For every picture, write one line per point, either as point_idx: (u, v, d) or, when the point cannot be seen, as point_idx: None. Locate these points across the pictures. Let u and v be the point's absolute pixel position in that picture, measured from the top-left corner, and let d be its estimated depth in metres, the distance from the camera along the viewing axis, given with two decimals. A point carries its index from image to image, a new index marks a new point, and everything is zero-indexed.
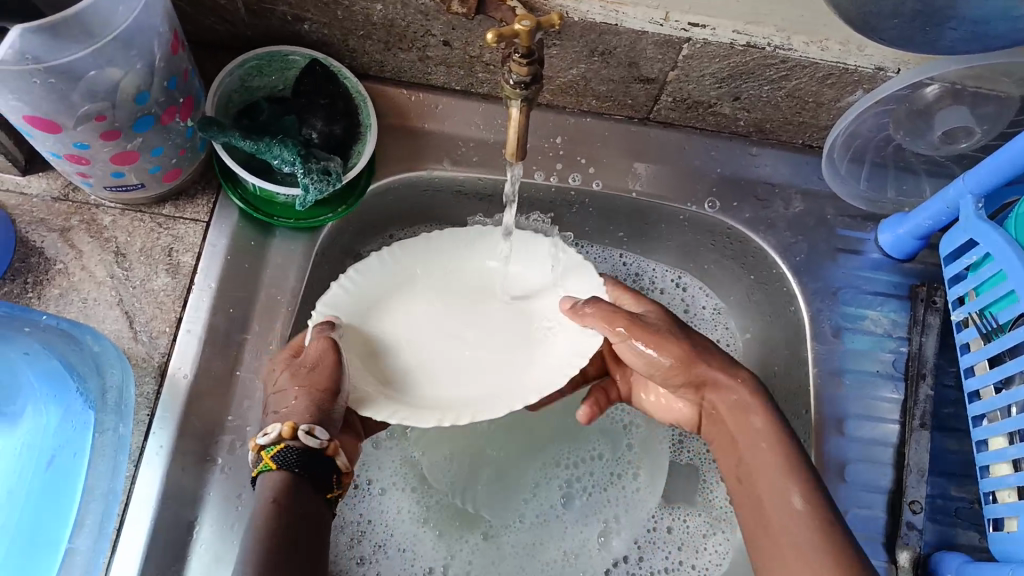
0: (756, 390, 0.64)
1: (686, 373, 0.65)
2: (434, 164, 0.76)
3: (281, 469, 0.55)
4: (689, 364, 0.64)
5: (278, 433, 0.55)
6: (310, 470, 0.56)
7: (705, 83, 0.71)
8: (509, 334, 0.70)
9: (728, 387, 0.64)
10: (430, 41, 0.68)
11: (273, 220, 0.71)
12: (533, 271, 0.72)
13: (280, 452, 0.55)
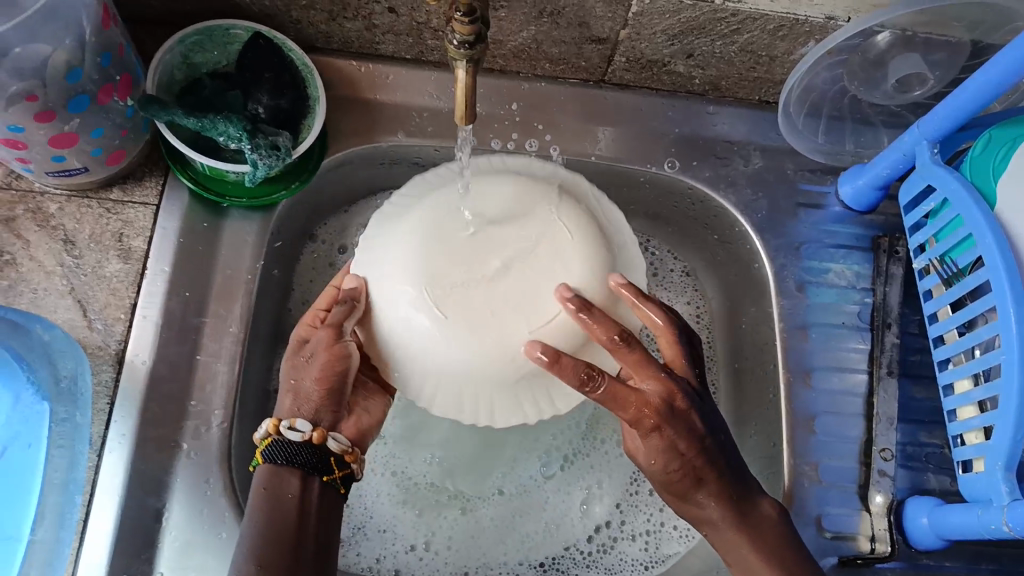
0: (718, 515, 0.59)
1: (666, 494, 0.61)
2: (389, 137, 0.75)
3: (265, 461, 0.56)
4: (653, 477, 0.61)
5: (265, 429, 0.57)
6: (298, 462, 0.56)
7: (658, 41, 0.70)
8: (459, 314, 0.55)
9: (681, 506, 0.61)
10: (376, 8, 0.67)
11: (225, 199, 0.69)
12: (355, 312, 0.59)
13: (267, 447, 0.56)
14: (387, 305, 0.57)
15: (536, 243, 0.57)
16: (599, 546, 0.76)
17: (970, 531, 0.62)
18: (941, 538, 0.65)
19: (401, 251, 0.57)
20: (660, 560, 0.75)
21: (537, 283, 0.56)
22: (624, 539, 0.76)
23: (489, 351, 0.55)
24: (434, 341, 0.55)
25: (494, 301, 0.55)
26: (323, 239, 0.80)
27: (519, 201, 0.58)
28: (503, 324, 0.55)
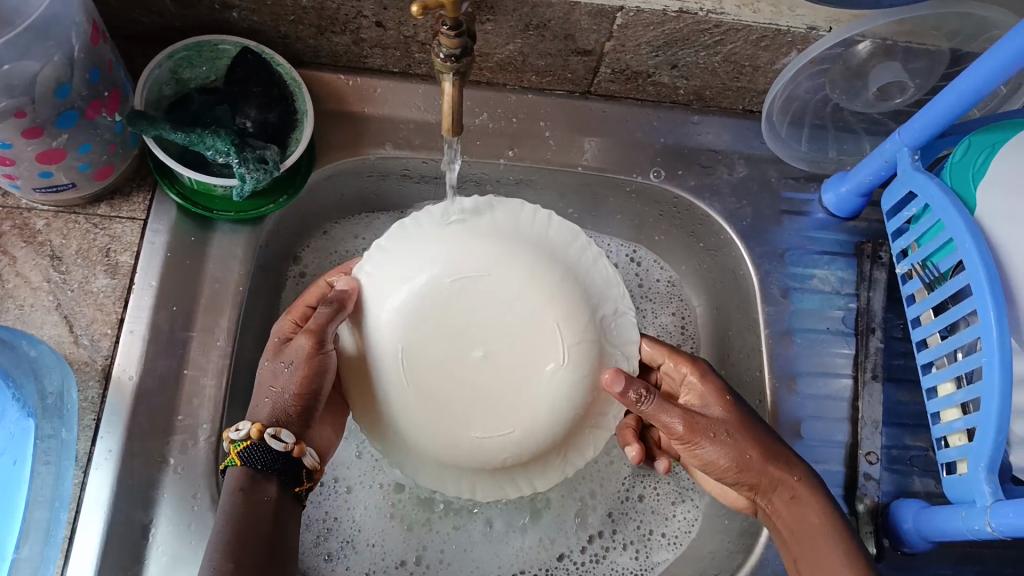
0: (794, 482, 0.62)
1: (736, 480, 0.62)
2: (377, 149, 0.75)
3: (243, 465, 0.57)
4: (722, 461, 0.61)
5: (246, 432, 0.57)
6: (276, 471, 0.57)
7: (642, 53, 0.71)
8: (436, 387, 0.59)
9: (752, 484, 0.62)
10: (363, 23, 0.67)
11: (213, 213, 0.69)
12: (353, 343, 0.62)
13: (247, 450, 0.57)
14: (376, 357, 0.60)
15: (520, 362, 0.60)
16: (592, 555, 0.76)
17: (955, 530, 0.63)
18: (926, 539, 0.66)
19: (407, 311, 0.60)
20: (650, 568, 0.75)
21: (506, 403, 0.60)
22: (615, 549, 0.76)
23: (432, 445, 0.60)
24: (397, 417, 0.60)
25: (466, 394, 0.59)
26: (305, 262, 0.80)
27: (528, 311, 0.60)
28: (457, 427, 0.60)
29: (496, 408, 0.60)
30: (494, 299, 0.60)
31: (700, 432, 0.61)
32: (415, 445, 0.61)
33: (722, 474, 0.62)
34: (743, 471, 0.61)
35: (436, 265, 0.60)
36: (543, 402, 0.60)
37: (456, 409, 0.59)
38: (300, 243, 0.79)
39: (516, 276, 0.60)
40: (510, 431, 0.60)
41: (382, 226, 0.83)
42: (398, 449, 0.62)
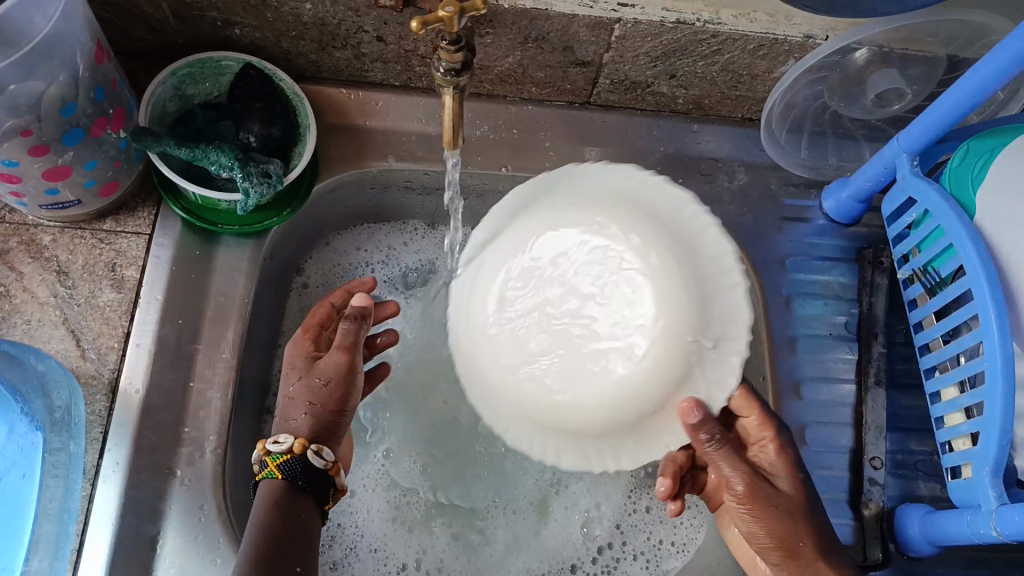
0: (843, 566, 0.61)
1: (782, 563, 0.61)
2: (380, 161, 0.76)
3: (283, 479, 0.58)
4: (772, 542, 0.61)
5: (289, 446, 0.59)
6: (314, 486, 0.59)
7: (641, 63, 0.71)
8: (534, 339, 0.57)
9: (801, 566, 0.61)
10: (364, 38, 0.68)
11: (218, 228, 0.70)
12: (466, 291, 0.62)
13: (287, 462, 0.58)
14: (479, 299, 0.60)
15: (612, 325, 0.56)
16: (603, 567, 0.76)
17: (963, 535, 0.62)
18: (932, 544, 0.66)
19: (503, 259, 0.59)
20: None
21: (585, 365, 0.56)
22: (626, 559, 0.76)
23: (520, 399, 0.59)
24: (488, 367, 0.59)
25: (561, 349, 0.56)
26: (308, 274, 0.81)
27: (632, 270, 0.56)
28: (539, 384, 0.57)
29: (588, 368, 0.56)
30: (597, 258, 0.57)
31: (759, 500, 0.61)
32: (508, 398, 0.60)
33: (765, 551, 0.62)
34: (794, 554, 0.61)
35: (533, 219, 0.60)
36: (630, 369, 0.55)
37: (548, 362, 0.57)
38: (303, 255, 0.80)
39: (611, 237, 0.57)
40: (593, 395, 0.56)
41: (386, 236, 0.84)
42: (499, 401, 0.61)
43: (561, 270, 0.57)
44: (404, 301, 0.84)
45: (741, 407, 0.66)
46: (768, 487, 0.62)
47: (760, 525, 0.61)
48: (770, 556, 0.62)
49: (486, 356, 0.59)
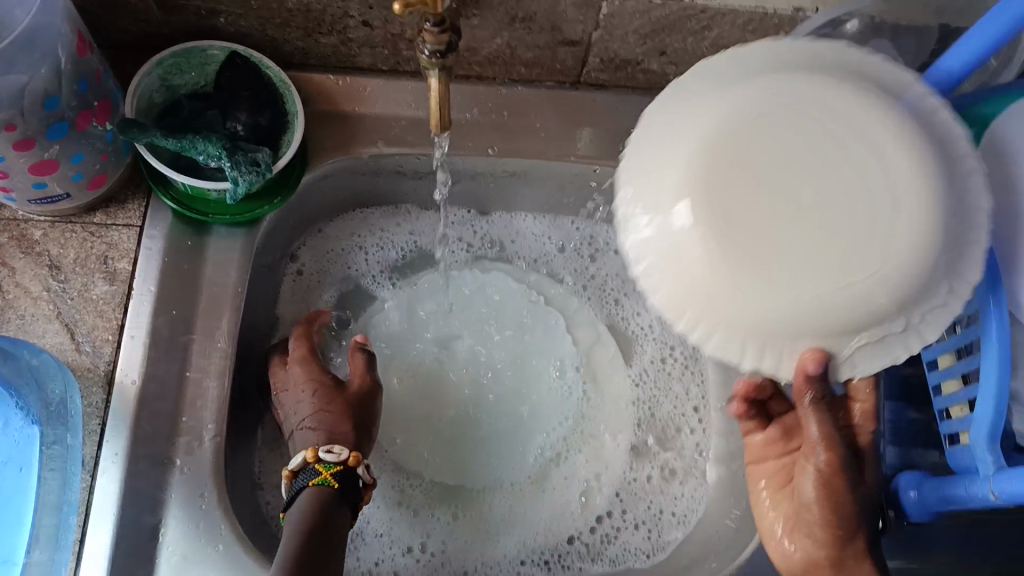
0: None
1: (825, 546, 0.61)
2: (370, 147, 0.75)
3: (337, 487, 0.62)
4: (825, 526, 0.61)
5: (344, 458, 0.64)
6: (355, 499, 0.64)
7: (630, 41, 0.71)
8: (741, 228, 0.48)
9: (836, 557, 0.61)
10: (350, 23, 0.68)
11: (208, 217, 0.69)
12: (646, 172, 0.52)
13: (340, 472, 0.63)
14: (669, 178, 0.50)
15: (865, 222, 0.48)
16: (602, 536, 0.76)
17: (952, 501, 0.63)
18: (930, 512, 0.66)
19: (804, 117, 0.50)
20: (661, 548, 0.75)
21: (827, 254, 0.48)
22: (626, 529, 0.77)
23: (696, 278, 0.49)
24: (658, 246, 0.50)
25: (763, 241, 0.48)
26: (302, 261, 0.81)
27: (881, 154, 0.49)
28: (740, 262, 0.48)
29: (786, 269, 0.47)
30: (875, 146, 0.49)
31: (834, 484, 0.60)
32: (670, 285, 0.50)
33: (812, 528, 0.61)
34: (836, 547, 0.61)
35: (767, 77, 0.51)
36: (861, 273, 0.47)
37: (754, 256, 0.48)
38: (296, 242, 0.80)
39: (860, 121, 0.49)
40: (807, 290, 0.47)
41: (379, 220, 0.84)
42: (658, 285, 0.50)
43: (772, 150, 0.49)
44: (392, 286, 0.84)
45: (862, 393, 0.65)
46: (849, 476, 0.60)
47: (824, 508, 0.60)
48: (812, 535, 0.62)
49: (657, 258, 0.50)
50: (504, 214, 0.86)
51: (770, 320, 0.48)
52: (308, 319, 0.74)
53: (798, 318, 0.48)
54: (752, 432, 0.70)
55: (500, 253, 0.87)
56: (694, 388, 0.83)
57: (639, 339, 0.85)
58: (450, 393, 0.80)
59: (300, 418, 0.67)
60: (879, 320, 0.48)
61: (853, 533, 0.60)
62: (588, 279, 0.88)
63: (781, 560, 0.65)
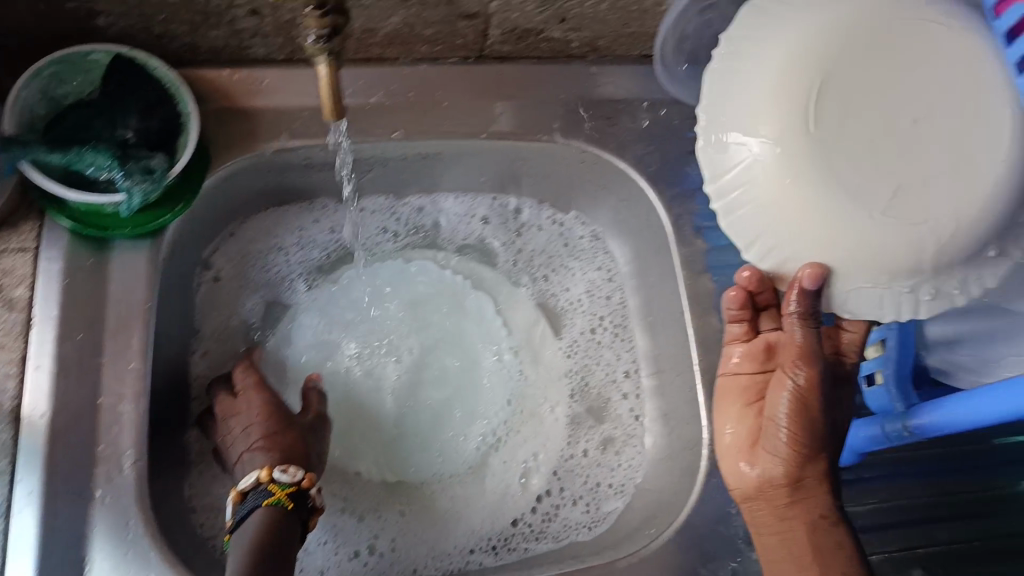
0: (827, 509, 0.59)
1: (786, 464, 0.59)
2: (272, 142, 0.72)
3: (291, 509, 0.61)
4: (791, 443, 0.59)
5: (298, 479, 0.63)
6: (305, 524, 0.63)
7: (529, 10, 0.69)
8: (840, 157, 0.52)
9: (794, 477, 0.59)
10: (238, 13, 0.64)
11: (108, 232, 0.67)
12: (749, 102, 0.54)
13: (294, 493, 0.62)
14: (742, 115, 0.55)
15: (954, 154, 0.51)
16: (543, 515, 0.77)
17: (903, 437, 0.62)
18: (854, 453, 0.68)
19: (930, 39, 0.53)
20: (601, 520, 0.76)
21: (935, 182, 0.51)
22: (566, 505, 0.77)
23: (770, 213, 0.54)
24: (746, 177, 0.55)
25: (845, 172, 0.52)
26: (217, 266, 0.79)
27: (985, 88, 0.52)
28: (822, 199, 0.52)
29: (941, 190, 0.51)
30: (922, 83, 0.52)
31: (810, 403, 0.59)
32: (760, 218, 0.55)
33: (776, 442, 0.59)
34: (797, 466, 0.59)
35: None
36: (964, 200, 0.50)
37: (792, 191, 0.53)
38: (208, 248, 0.78)
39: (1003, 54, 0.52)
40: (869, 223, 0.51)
41: (295, 217, 0.82)
42: (748, 221, 0.55)
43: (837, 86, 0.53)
44: (310, 287, 0.83)
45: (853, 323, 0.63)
46: (828, 399, 0.59)
47: (795, 423, 0.58)
48: (775, 451, 0.60)
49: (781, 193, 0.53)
50: (420, 196, 0.85)
51: (829, 255, 0.53)
52: (246, 359, 0.74)
53: (855, 256, 0.52)
54: (736, 339, 0.66)
55: (424, 240, 0.86)
56: (625, 355, 0.84)
57: (568, 312, 0.86)
58: (385, 394, 0.79)
59: (249, 437, 0.67)
60: (916, 271, 0.51)
61: (816, 456, 0.59)
62: (516, 254, 0.87)
63: (733, 476, 0.63)
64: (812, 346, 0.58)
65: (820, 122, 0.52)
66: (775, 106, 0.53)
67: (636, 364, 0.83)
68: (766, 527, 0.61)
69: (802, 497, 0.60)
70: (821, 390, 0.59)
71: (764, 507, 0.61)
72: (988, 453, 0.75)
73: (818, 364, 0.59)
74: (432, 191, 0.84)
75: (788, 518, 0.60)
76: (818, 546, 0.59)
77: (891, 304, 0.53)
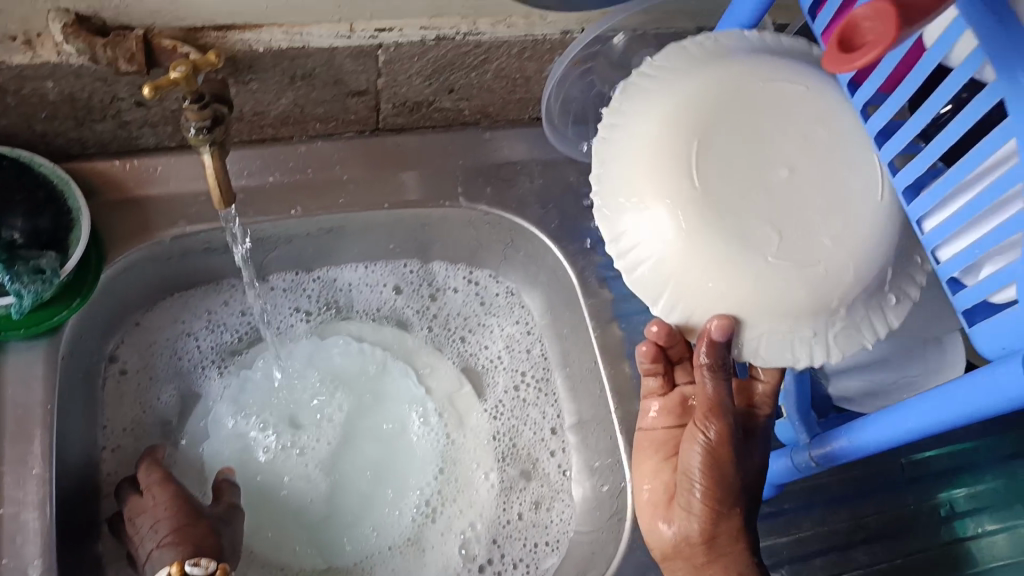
0: (744, 566, 0.59)
1: (702, 522, 0.58)
2: (170, 229, 0.72)
3: None
4: (706, 501, 0.57)
5: (211, 569, 0.61)
6: None
7: (416, 84, 0.72)
8: (730, 213, 0.53)
9: (711, 534, 0.58)
10: (122, 105, 0.65)
11: (1, 334, 0.64)
12: (640, 166, 0.55)
13: None
14: (633, 180, 0.55)
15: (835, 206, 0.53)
16: None
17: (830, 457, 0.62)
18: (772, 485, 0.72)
19: (800, 94, 0.56)
20: None
21: (823, 233, 0.53)
22: (506, 570, 0.77)
23: (674, 267, 0.54)
24: (644, 238, 0.55)
25: (736, 227, 0.53)
26: (123, 359, 0.78)
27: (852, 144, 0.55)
28: (720, 253, 0.52)
29: (827, 240, 0.52)
30: (797, 142, 0.55)
31: (723, 459, 0.58)
32: (664, 275, 0.54)
33: (691, 500, 0.58)
34: (712, 523, 0.58)
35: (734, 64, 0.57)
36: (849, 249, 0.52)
37: (690, 247, 0.53)
38: (113, 341, 0.77)
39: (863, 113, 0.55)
40: (771, 267, 0.52)
41: (201, 301, 0.82)
42: (652, 279, 0.55)
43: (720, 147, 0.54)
44: (222, 374, 0.82)
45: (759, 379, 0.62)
46: (739, 455, 0.58)
47: (709, 480, 0.57)
48: (691, 508, 0.58)
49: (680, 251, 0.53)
50: (331, 269, 0.85)
51: (737, 305, 0.53)
52: (149, 454, 0.72)
53: (761, 303, 0.52)
54: (652, 393, 0.65)
55: (336, 312, 0.87)
56: (549, 410, 0.84)
57: (489, 371, 0.87)
58: (312, 476, 0.78)
59: (155, 535, 0.65)
60: (819, 316, 0.52)
61: (730, 512, 0.58)
62: (431, 319, 0.88)
63: (653, 532, 0.62)
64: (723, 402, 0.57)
65: (707, 182, 0.53)
66: (663, 168, 0.54)
67: (559, 418, 0.84)
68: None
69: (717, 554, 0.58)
70: (732, 445, 0.58)
71: (685, 564, 0.60)
72: (898, 470, 0.78)
73: (729, 419, 0.58)
74: (343, 263, 0.85)
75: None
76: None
77: (805, 354, 0.53)
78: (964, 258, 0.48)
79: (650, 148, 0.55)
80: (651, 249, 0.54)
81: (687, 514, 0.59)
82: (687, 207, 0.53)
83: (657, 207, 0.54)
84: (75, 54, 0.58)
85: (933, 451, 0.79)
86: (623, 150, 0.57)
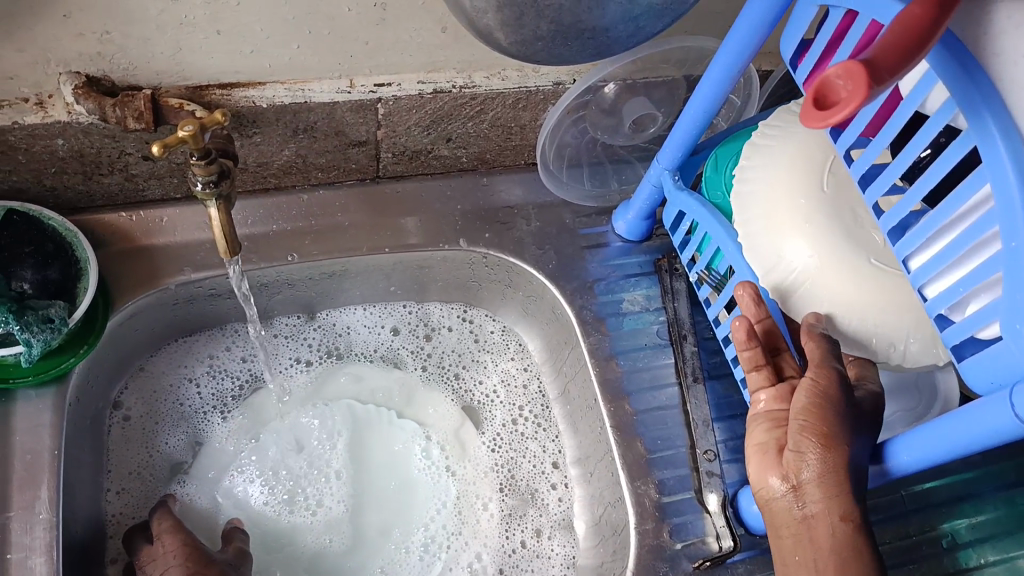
0: (849, 512, 0.54)
1: (813, 464, 0.54)
2: (176, 275, 0.74)
3: None
4: (821, 439, 0.54)
5: None
6: None
7: (415, 134, 0.74)
8: (847, 216, 0.57)
9: (825, 474, 0.53)
10: (130, 159, 0.67)
11: (10, 382, 0.66)
12: (780, 158, 0.60)
13: None
14: (770, 165, 0.60)
15: None
16: None
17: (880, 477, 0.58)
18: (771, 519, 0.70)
19: None
20: None
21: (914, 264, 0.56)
22: None
23: (781, 240, 0.58)
24: (767, 211, 0.59)
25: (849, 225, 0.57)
26: (127, 406, 0.80)
27: None
28: (834, 239, 0.56)
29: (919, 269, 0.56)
30: None
31: (832, 402, 0.55)
32: (776, 243, 0.58)
33: (802, 438, 0.54)
34: (827, 465, 0.53)
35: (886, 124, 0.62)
36: None
37: (803, 224, 0.57)
38: (117, 389, 0.79)
39: None
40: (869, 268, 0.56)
41: (205, 346, 0.84)
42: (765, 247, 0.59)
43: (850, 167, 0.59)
44: (222, 418, 0.83)
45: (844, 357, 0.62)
46: (848, 397, 0.56)
47: (820, 418, 0.54)
48: (801, 448, 0.54)
49: (792, 226, 0.57)
50: (332, 312, 0.87)
51: (834, 291, 0.56)
52: (163, 504, 0.74)
53: (854, 295, 0.56)
54: (760, 386, 0.60)
55: (331, 358, 0.87)
56: (550, 444, 0.86)
57: (486, 406, 0.88)
58: (317, 512, 0.79)
59: None
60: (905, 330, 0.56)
61: (843, 453, 0.54)
62: (425, 359, 0.89)
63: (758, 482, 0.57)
64: (829, 346, 0.56)
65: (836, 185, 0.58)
66: (802, 162, 0.59)
67: (560, 454, 0.85)
68: (786, 527, 0.56)
69: (832, 494, 0.53)
70: (841, 386, 0.56)
71: (792, 508, 0.55)
72: (901, 501, 0.78)
73: (835, 365, 0.56)
74: (344, 305, 0.87)
75: (811, 518, 0.54)
76: (844, 544, 0.54)
77: (881, 351, 0.56)
78: (949, 295, 0.47)
79: (795, 145, 0.60)
80: (777, 247, 0.58)
81: (792, 458, 0.55)
82: (812, 196, 0.57)
83: (785, 188, 0.58)
84: (85, 114, 0.60)
85: (933, 482, 0.80)
86: (769, 141, 0.61)
